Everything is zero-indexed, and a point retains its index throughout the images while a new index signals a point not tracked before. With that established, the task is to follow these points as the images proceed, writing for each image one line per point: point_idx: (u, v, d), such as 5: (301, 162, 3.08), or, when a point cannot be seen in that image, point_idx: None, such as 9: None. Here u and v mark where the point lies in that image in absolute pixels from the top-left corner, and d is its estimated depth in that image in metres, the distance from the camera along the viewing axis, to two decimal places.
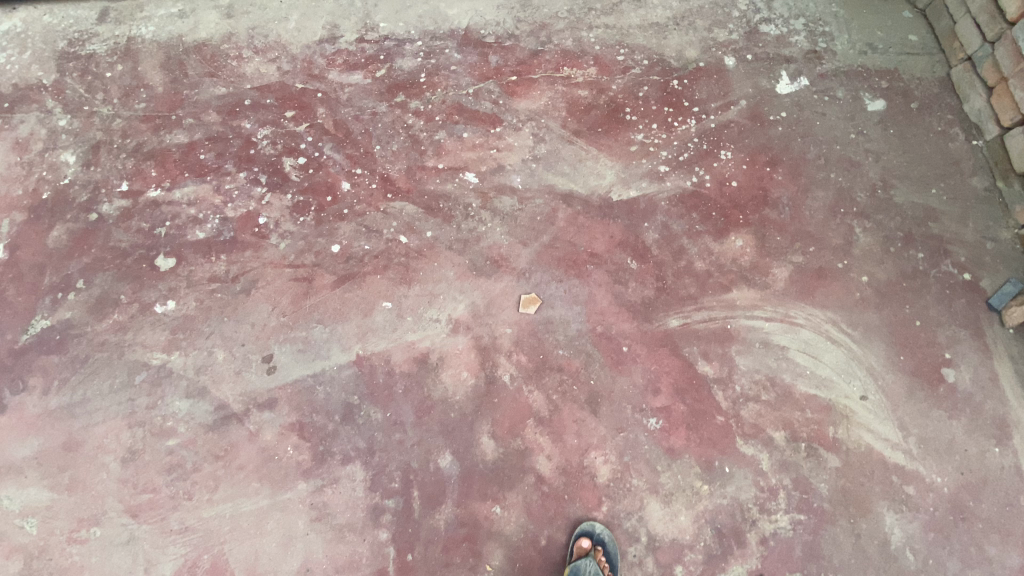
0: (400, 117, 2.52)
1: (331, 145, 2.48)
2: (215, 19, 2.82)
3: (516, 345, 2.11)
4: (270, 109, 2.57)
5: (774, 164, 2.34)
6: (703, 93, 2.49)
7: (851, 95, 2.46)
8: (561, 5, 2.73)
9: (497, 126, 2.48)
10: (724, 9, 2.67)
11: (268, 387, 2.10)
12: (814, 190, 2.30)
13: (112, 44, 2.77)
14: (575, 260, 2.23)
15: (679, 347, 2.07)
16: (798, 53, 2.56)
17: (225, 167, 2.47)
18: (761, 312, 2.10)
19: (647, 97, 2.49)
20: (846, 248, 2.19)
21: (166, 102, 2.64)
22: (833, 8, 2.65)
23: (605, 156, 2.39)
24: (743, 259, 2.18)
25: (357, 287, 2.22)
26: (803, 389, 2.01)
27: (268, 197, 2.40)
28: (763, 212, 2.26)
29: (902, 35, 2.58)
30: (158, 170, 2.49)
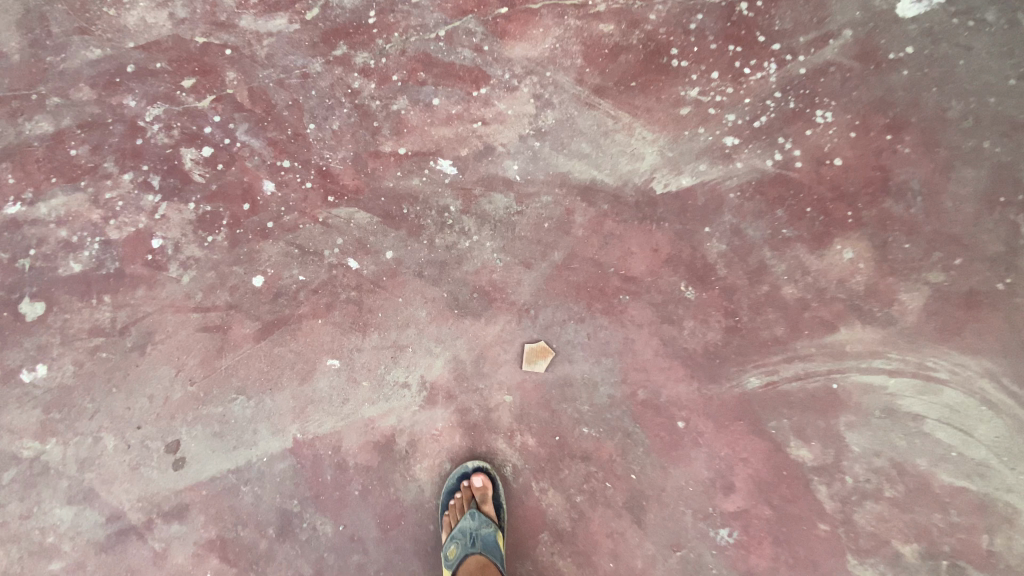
0: (342, 78, 1.71)
1: (245, 125, 1.74)
2: None
3: (519, 421, 1.44)
4: (157, 76, 1.79)
5: (898, 129, 1.56)
6: (785, 21, 1.61)
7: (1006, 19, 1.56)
8: None
9: (481, 87, 1.63)
10: None
11: (176, 489, 1.52)
12: (961, 167, 1.52)
13: None
14: (601, 287, 1.48)
15: (762, 421, 1.39)
16: None
17: (104, 166, 1.76)
18: (882, 364, 1.42)
19: (701, 30, 1.61)
20: (1012, 259, 1.46)
21: (23, 76, 1.81)
22: None
23: (642, 123, 1.57)
24: (853, 282, 1.46)
25: (290, 339, 1.55)
26: (944, 479, 1.38)
27: (162, 208, 1.71)
28: (882, 205, 1.52)
29: None
30: (16, 175, 1.77)
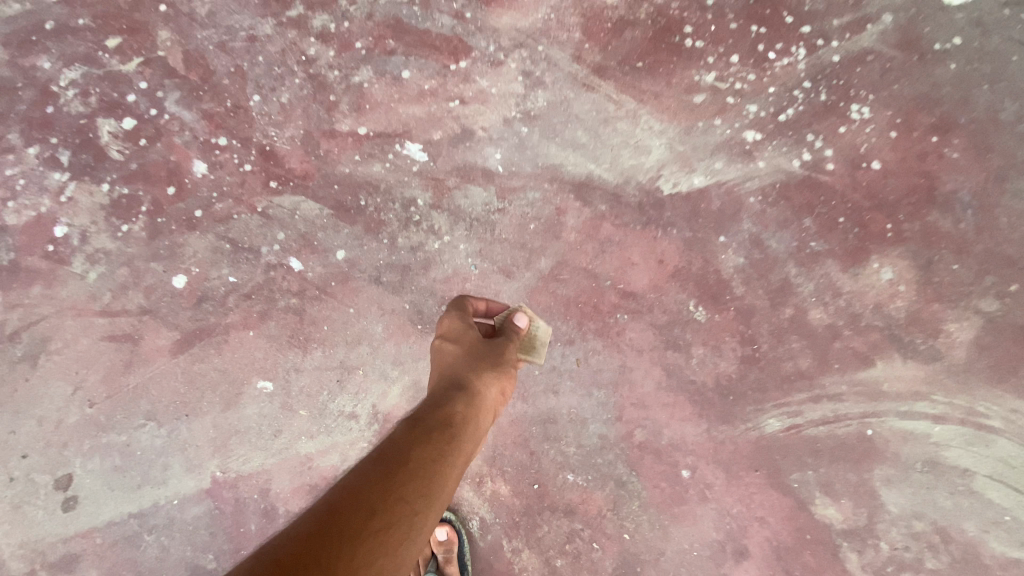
0: (293, 42, 1.42)
1: (177, 95, 1.45)
2: None
3: (491, 465, 1.19)
4: (85, 36, 1.54)
5: (944, 130, 1.33)
6: None
7: None
8: None
9: (460, 61, 1.36)
10: None
11: (64, 537, 1.24)
12: (1016, 179, 1.31)
13: None
14: (595, 303, 1.23)
15: (781, 472, 1.16)
16: None
17: (5, 139, 1.49)
18: (926, 407, 1.19)
19: (721, 6, 1.37)
20: None
21: None
22: None
23: (650, 110, 1.32)
24: (892, 308, 1.24)
25: (212, 355, 1.27)
26: (994, 548, 1.14)
27: (71, 188, 1.42)
28: (926, 218, 1.29)
29: None
30: None
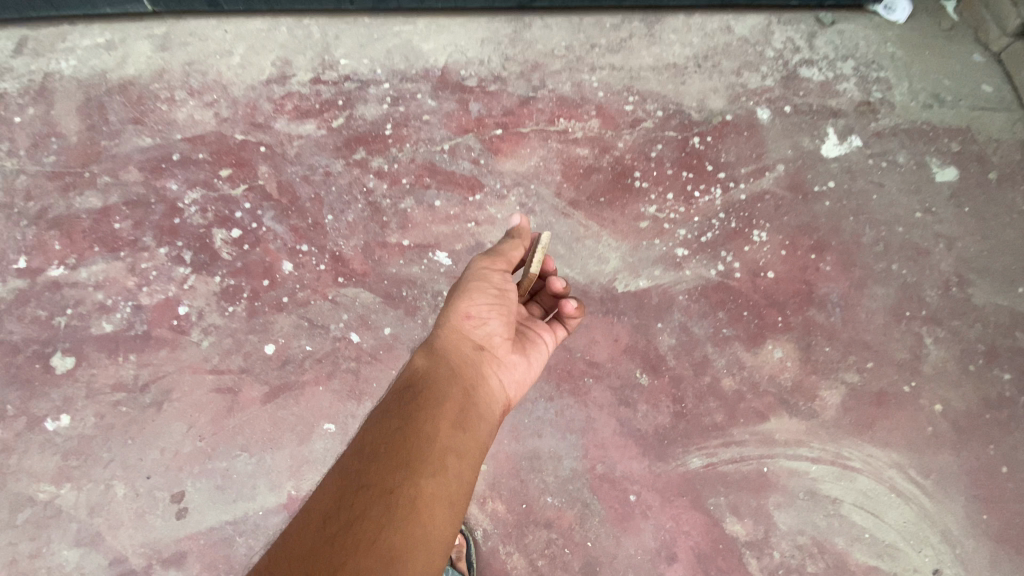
0: (359, 178, 2.04)
1: (272, 213, 2.02)
2: (147, 52, 2.48)
3: (492, 488, 1.68)
4: (204, 167, 2.13)
5: (820, 249, 1.87)
6: (730, 154, 2.00)
7: (915, 161, 2.01)
8: (559, 40, 2.25)
9: (477, 193, 1.97)
10: (755, 48, 2.22)
11: (176, 537, 1.68)
12: (873, 286, 1.83)
13: (27, 82, 2.53)
14: (568, 370, 1.76)
15: (701, 497, 1.62)
16: (847, 104, 2.10)
17: (142, 241, 2.05)
18: (807, 451, 1.65)
19: (660, 159, 1.99)
20: (914, 365, 1.73)
21: (80, 155, 2.26)
22: (888, 50, 2.26)
23: (608, 233, 1.91)
24: (783, 378, 1.73)
25: (292, 403, 1.76)
26: (858, 558, 1.57)
27: (192, 279, 1.96)
28: (807, 313, 1.80)
29: (973, 85, 2.20)
30: (63, 243, 2.09)
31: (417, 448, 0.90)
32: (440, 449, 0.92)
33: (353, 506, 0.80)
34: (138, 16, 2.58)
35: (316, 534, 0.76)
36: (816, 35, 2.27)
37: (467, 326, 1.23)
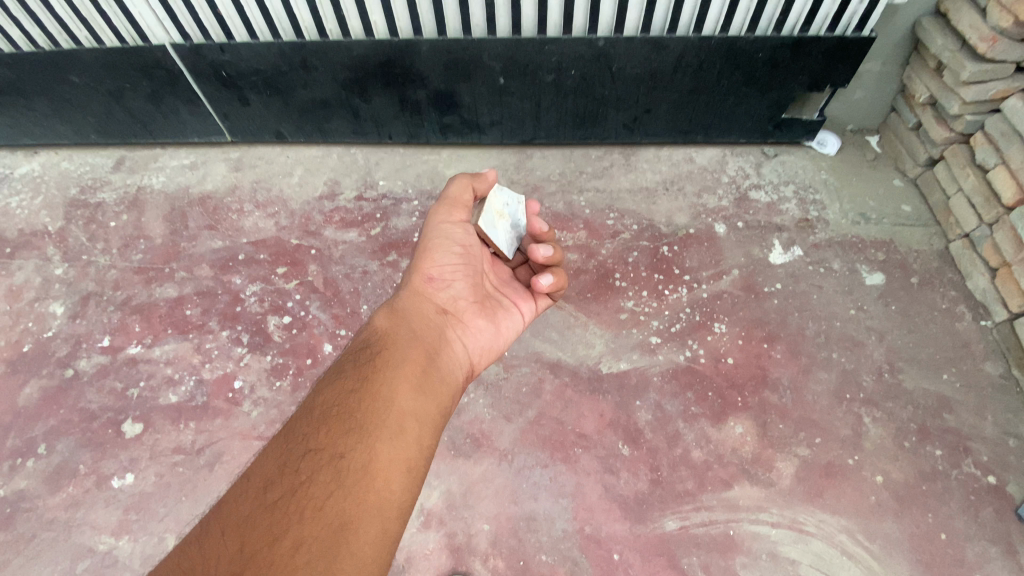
0: (390, 276, 2.56)
1: (318, 303, 2.51)
2: (224, 171, 3.13)
3: (495, 546, 1.93)
4: (263, 264, 2.68)
5: (771, 340, 2.27)
6: (693, 261, 2.52)
7: (848, 268, 2.45)
8: (554, 168, 2.91)
9: None
10: (713, 175, 2.83)
11: None
12: (817, 371, 2.18)
13: (121, 193, 3.12)
14: (562, 440, 2.11)
15: (676, 556, 1.88)
16: (789, 221, 2.62)
17: (209, 325, 2.50)
18: (766, 516, 1.92)
19: (636, 263, 2.52)
20: (856, 440, 2.03)
21: (163, 254, 2.79)
22: (823, 176, 2.80)
23: (594, 323, 2.36)
24: (743, 450, 2.04)
25: None
26: None
27: (247, 358, 2.39)
28: (763, 394, 2.15)
29: (895, 205, 2.67)
30: (142, 325, 2.53)
31: (369, 419, 1.18)
32: (393, 415, 1.21)
33: (309, 467, 1.09)
34: (217, 143, 3.23)
35: (268, 494, 1.05)
36: (763, 164, 2.86)
37: (431, 287, 1.60)
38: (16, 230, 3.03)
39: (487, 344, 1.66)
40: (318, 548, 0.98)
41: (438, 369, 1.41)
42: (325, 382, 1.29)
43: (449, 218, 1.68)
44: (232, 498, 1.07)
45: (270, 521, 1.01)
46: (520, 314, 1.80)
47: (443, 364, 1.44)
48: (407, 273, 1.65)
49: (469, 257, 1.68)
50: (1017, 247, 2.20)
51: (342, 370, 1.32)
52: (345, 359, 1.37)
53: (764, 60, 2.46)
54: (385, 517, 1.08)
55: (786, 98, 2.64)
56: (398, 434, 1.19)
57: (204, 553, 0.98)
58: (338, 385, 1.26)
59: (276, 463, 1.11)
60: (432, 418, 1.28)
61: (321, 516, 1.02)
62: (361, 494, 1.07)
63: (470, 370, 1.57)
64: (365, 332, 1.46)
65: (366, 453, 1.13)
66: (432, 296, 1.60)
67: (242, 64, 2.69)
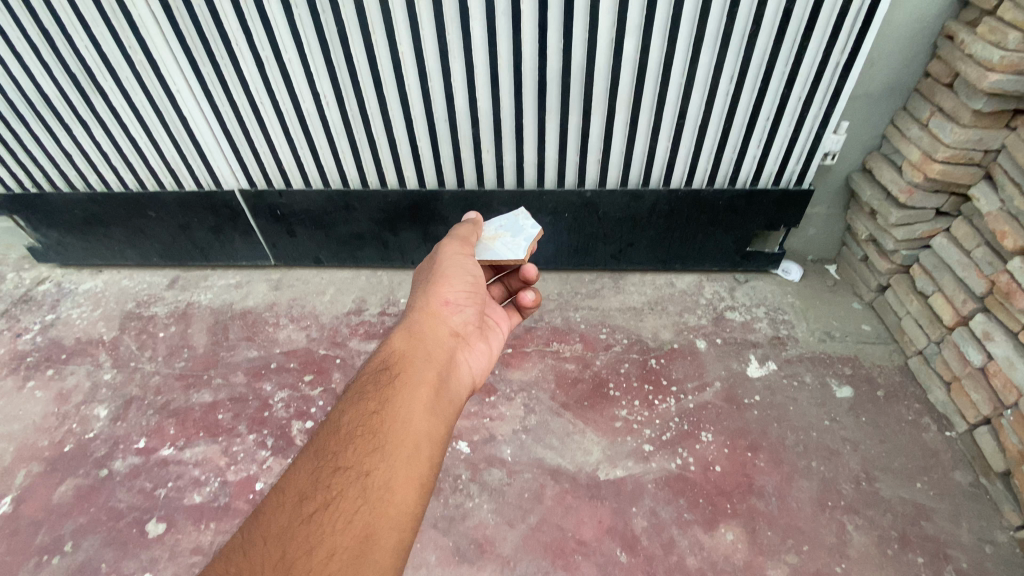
0: None
1: None
2: (265, 289, 3.59)
3: None
4: (292, 372, 3.00)
5: (755, 448, 2.46)
6: (679, 373, 2.81)
7: (819, 381, 2.73)
8: (553, 288, 3.34)
9: (492, 395, 2.76)
10: (692, 297, 3.24)
11: None
12: (799, 479, 2.35)
13: (172, 307, 3.54)
14: (562, 546, 2.22)
15: None
16: (762, 338, 2.97)
17: (237, 428, 2.75)
18: None
19: (627, 374, 2.81)
20: (842, 548, 2.13)
21: (203, 362, 3.13)
22: (789, 299, 3.19)
23: (591, 430, 2.58)
24: (735, 557, 2.14)
25: None
26: None
27: (270, 460, 2.59)
28: (750, 501, 2.29)
29: (856, 325, 3.02)
30: (176, 428, 2.77)
31: (389, 439, 1.37)
32: (410, 435, 1.40)
33: (339, 484, 1.28)
34: (260, 265, 3.73)
35: (302, 506, 1.24)
36: (735, 288, 3.28)
37: (446, 310, 1.82)
38: (73, 338, 3.39)
39: (485, 364, 1.93)
40: (347, 555, 1.18)
41: (447, 391, 1.61)
42: (348, 402, 1.47)
43: (460, 254, 1.95)
44: (270, 507, 1.26)
45: (304, 534, 1.19)
46: (503, 332, 2.14)
47: (450, 387, 1.65)
48: (420, 297, 1.83)
49: (477, 288, 1.93)
50: (964, 363, 2.50)
51: (364, 390, 1.50)
52: (365, 379, 1.55)
53: (723, 205, 3.03)
54: (401, 528, 1.27)
55: (747, 235, 3.15)
56: (414, 454, 1.37)
57: (249, 556, 1.17)
58: (361, 406, 1.44)
59: (308, 480, 1.29)
60: (441, 437, 1.48)
61: (349, 528, 1.21)
62: (382, 508, 1.26)
63: (470, 389, 1.81)
64: (383, 353, 1.64)
65: (387, 471, 1.32)
66: (444, 322, 1.80)
67: (294, 205, 3.28)
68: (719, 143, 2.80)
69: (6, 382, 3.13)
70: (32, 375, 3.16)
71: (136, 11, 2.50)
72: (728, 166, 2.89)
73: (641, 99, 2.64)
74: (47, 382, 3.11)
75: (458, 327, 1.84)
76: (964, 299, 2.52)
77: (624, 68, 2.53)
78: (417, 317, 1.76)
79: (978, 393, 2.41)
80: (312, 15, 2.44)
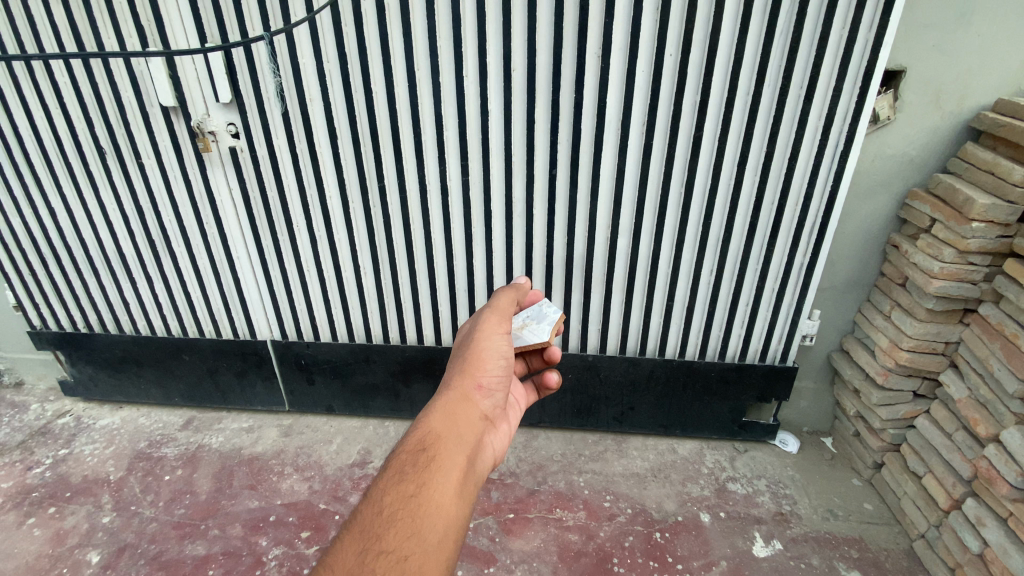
0: None
1: None
2: (275, 435, 3.69)
3: None
4: (290, 527, 3.00)
5: None
6: (684, 549, 2.79)
7: (827, 564, 2.71)
8: (556, 448, 3.43)
9: (491, 565, 2.71)
10: (693, 465, 3.31)
11: None
12: None
13: (182, 448, 3.62)
14: None
15: None
16: (766, 513, 2.97)
17: None
18: None
19: (632, 547, 2.79)
20: None
21: (203, 510, 3.13)
22: (789, 471, 3.25)
23: None
24: None
25: None
26: None
27: None
28: None
29: (858, 503, 3.04)
30: None
31: (430, 522, 1.33)
32: (447, 517, 1.36)
33: (382, 565, 1.23)
34: (275, 410, 3.88)
35: None
36: (735, 457, 3.36)
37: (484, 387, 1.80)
38: (79, 475, 3.43)
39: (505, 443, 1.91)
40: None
41: (478, 471, 1.58)
42: (388, 477, 1.41)
43: (499, 337, 1.92)
44: None
45: None
46: (518, 411, 2.16)
47: (481, 469, 1.62)
48: (460, 368, 1.80)
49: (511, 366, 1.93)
50: (962, 549, 2.52)
51: (404, 465, 1.44)
52: (402, 455, 1.48)
53: (716, 376, 3.27)
54: None
55: (741, 405, 3.33)
56: (450, 537, 1.34)
57: None
58: (402, 483, 1.39)
59: (351, 559, 1.23)
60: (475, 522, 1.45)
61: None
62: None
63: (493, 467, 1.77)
64: (420, 428, 1.56)
65: (426, 555, 1.28)
66: (482, 398, 1.77)
67: (319, 355, 3.56)
68: (706, 324, 3.16)
69: (4, 519, 3.13)
70: (30, 513, 3.16)
71: (221, 197, 3.12)
72: (717, 342, 3.21)
73: (635, 283, 3.08)
74: (46, 520, 3.11)
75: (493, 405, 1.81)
76: (953, 482, 2.60)
77: (620, 259, 3.03)
78: (457, 390, 1.72)
79: None
80: (364, 211, 3.06)
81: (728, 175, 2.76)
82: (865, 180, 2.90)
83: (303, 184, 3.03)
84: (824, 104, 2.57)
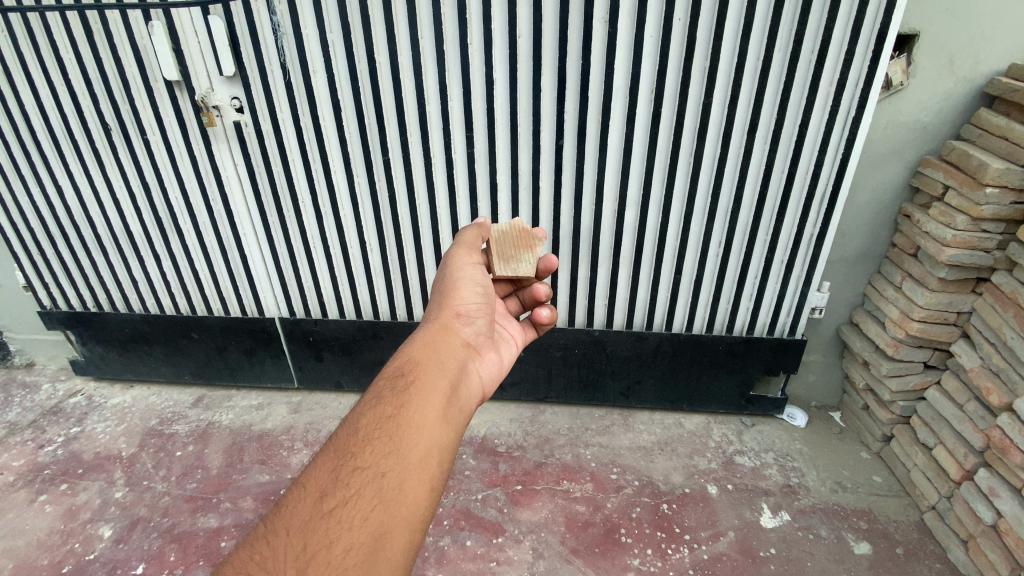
0: None
1: None
2: (284, 411, 3.72)
3: None
4: None
5: None
6: (691, 519, 2.80)
7: (835, 535, 2.71)
8: (563, 423, 3.44)
9: (499, 535, 2.73)
10: (700, 438, 3.31)
11: None
12: None
13: (193, 425, 3.66)
14: None
15: None
16: (773, 485, 2.97)
17: None
18: None
19: (640, 518, 2.80)
20: None
21: (214, 484, 3.17)
22: (797, 445, 3.25)
23: None
24: None
25: None
26: None
27: None
28: None
29: (866, 475, 3.04)
30: (177, 554, 2.78)
31: (405, 441, 1.34)
32: (425, 436, 1.36)
33: (358, 481, 1.26)
34: (284, 388, 3.90)
35: (322, 503, 1.23)
36: (742, 431, 3.35)
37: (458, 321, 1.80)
38: (92, 452, 3.48)
39: (494, 373, 1.86)
40: (361, 553, 1.16)
41: (460, 400, 1.56)
42: (367, 404, 1.45)
43: (473, 266, 1.94)
44: (291, 501, 1.25)
45: (324, 528, 1.19)
46: (513, 346, 2.08)
47: (463, 396, 1.60)
48: (435, 307, 1.82)
49: (488, 299, 1.90)
50: (975, 518, 2.51)
51: (380, 394, 1.47)
52: (381, 384, 1.51)
53: (723, 350, 3.26)
54: (414, 530, 1.24)
55: (749, 379, 3.32)
56: (429, 457, 1.34)
57: (271, 546, 1.17)
58: (378, 407, 1.42)
59: (328, 477, 1.27)
60: (455, 444, 1.43)
61: (366, 525, 1.20)
62: (397, 508, 1.24)
63: (480, 398, 1.74)
64: (400, 358, 1.59)
65: (403, 471, 1.29)
66: (458, 333, 1.78)
67: (326, 332, 3.57)
68: (714, 296, 3.14)
69: (19, 495, 3.19)
70: (45, 489, 3.22)
71: (226, 173, 3.12)
72: (724, 316, 3.19)
73: (642, 256, 3.06)
74: (59, 496, 3.16)
75: (471, 339, 1.81)
76: (965, 453, 2.59)
77: (627, 232, 3.00)
78: (431, 328, 1.73)
79: (993, 552, 2.39)
80: (369, 185, 3.05)
81: (736, 144, 2.72)
82: (875, 149, 2.86)
83: (307, 158, 3.01)
84: (835, 70, 2.51)
